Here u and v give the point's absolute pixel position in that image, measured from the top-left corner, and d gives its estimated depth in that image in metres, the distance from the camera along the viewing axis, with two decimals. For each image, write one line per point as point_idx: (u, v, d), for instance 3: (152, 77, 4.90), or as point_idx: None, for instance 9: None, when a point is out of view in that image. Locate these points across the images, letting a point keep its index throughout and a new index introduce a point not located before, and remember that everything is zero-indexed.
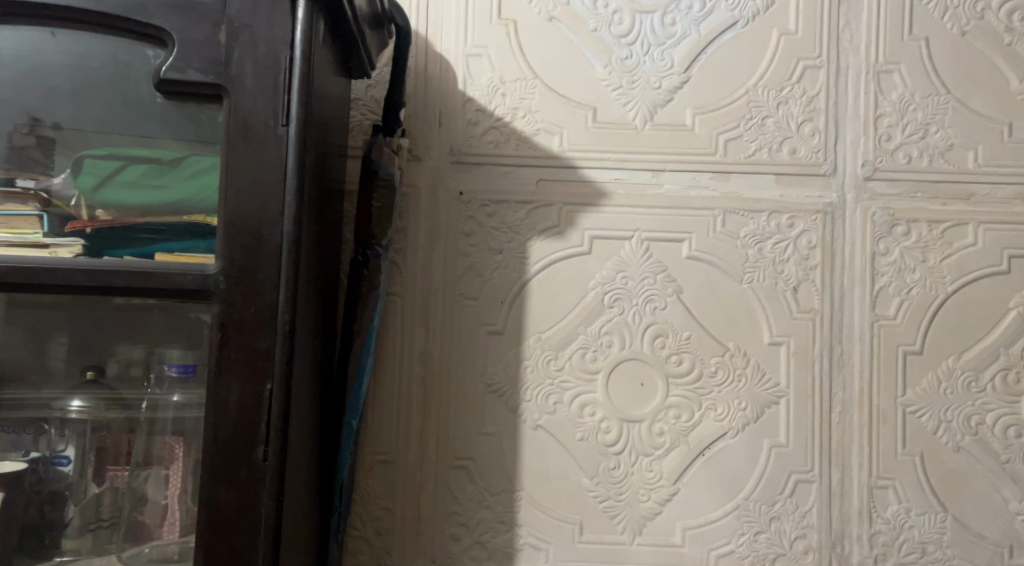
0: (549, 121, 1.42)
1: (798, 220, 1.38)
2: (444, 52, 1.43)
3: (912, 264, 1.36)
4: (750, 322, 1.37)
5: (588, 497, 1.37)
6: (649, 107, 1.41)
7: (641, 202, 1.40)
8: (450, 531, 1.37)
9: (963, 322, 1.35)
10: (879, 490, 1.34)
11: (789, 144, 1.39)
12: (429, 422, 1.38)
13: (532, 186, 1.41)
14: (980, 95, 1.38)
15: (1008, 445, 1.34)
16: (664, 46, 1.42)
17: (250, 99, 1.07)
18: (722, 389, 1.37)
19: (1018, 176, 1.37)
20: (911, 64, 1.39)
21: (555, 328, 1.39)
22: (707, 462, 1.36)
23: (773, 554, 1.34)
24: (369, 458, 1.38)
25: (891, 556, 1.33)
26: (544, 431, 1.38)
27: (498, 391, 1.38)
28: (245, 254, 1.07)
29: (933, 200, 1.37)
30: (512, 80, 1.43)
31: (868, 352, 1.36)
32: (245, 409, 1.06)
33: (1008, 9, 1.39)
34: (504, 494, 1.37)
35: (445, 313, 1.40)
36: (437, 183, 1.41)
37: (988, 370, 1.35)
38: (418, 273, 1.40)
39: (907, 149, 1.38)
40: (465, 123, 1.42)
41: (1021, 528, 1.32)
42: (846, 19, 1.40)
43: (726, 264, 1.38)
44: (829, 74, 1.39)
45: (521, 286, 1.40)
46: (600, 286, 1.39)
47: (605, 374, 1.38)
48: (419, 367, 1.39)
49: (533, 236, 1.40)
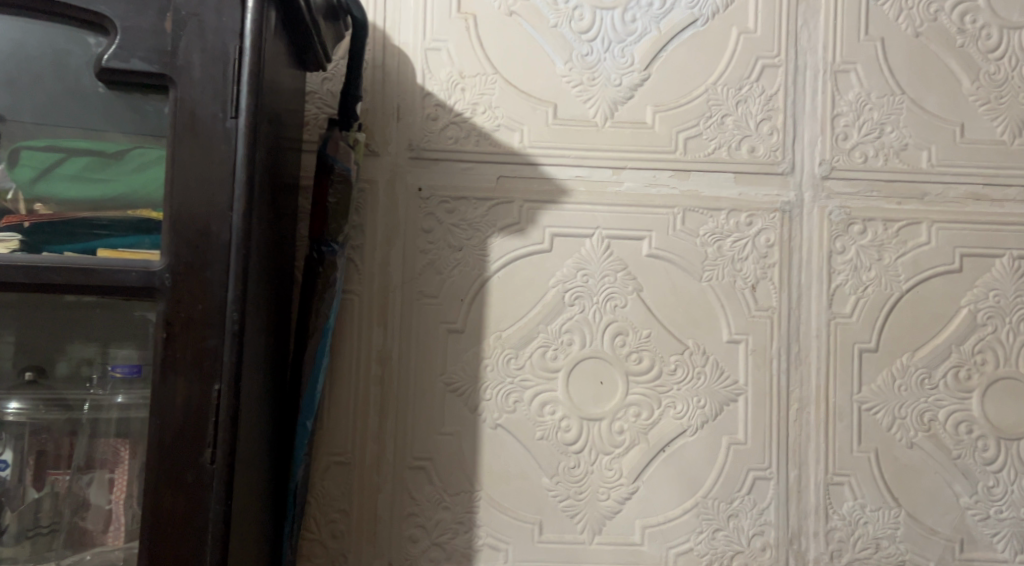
0: (509, 117, 1.40)
1: (756, 218, 1.39)
2: (402, 45, 1.40)
3: (867, 262, 1.38)
4: (709, 320, 1.38)
5: (547, 496, 1.36)
6: (610, 104, 1.41)
7: (602, 199, 1.39)
8: (408, 533, 1.35)
9: (917, 320, 1.37)
10: (835, 486, 1.35)
11: (748, 143, 1.40)
12: (387, 422, 1.36)
13: (492, 182, 1.39)
14: (933, 96, 1.40)
15: (959, 441, 1.36)
16: (624, 42, 1.42)
17: (197, 90, 1.04)
18: (681, 386, 1.37)
19: (970, 177, 1.39)
20: (867, 64, 1.40)
21: (516, 326, 1.38)
22: (666, 460, 1.36)
23: (731, 552, 1.35)
24: (324, 459, 1.35)
25: (846, 552, 1.34)
26: (503, 430, 1.36)
27: (457, 390, 1.37)
28: (193, 251, 1.03)
29: (888, 199, 1.39)
30: (471, 75, 1.41)
31: (824, 350, 1.37)
32: (192, 410, 1.03)
33: (960, 11, 1.42)
34: (463, 495, 1.35)
35: (404, 312, 1.37)
36: (396, 179, 1.38)
37: (940, 367, 1.37)
38: (376, 270, 1.37)
39: (863, 148, 1.39)
40: (424, 117, 1.40)
41: (972, 522, 1.35)
42: (804, 19, 1.41)
43: (685, 262, 1.38)
44: (787, 73, 1.40)
45: (481, 284, 1.38)
46: (561, 284, 1.38)
47: (565, 373, 1.37)
48: (377, 366, 1.36)
49: (493, 233, 1.39)
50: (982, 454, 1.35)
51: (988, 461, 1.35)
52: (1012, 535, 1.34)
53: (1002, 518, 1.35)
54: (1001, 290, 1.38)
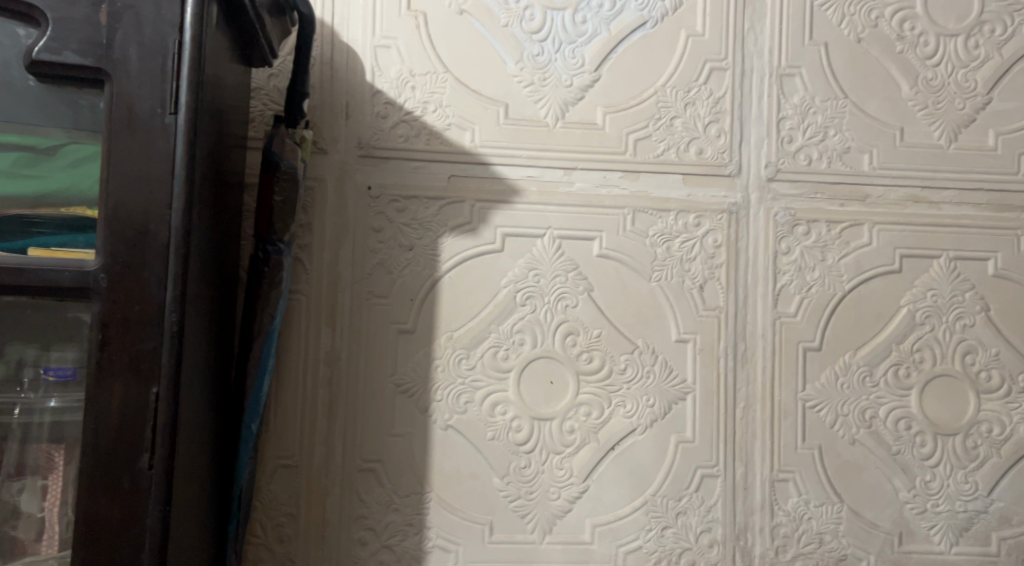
0: (460, 116, 1.39)
1: (704, 219, 1.40)
2: (351, 42, 1.38)
3: (812, 263, 1.41)
4: (658, 319, 1.39)
5: (498, 496, 1.36)
6: (561, 104, 1.41)
7: (553, 200, 1.39)
8: (356, 535, 1.33)
9: (859, 319, 1.41)
10: (780, 483, 1.38)
11: (696, 145, 1.41)
12: (335, 424, 1.34)
13: (443, 181, 1.38)
14: (874, 100, 1.44)
15: (899, 437, 1.39)
16: (575, 43, 1.42)
17: (134, 85, 1.01)
18: (632, 385, 1.38)
19: (910, 180, 1.43)
20: (811, 68, 1.43)
21: (466, 326, 1.37)
22: (616, 458, 1.37)
23: (679, 548, 1.36)
24: (271, 462, 1.32)
25: (791, 547, 1.37)
26: (454, 431, 1.36)
27: (407, 392, 1.35)
28: (130, 250, 1.00)
29: (831, 201, 1.42)
30: (421, 73, 1.40)
31: (770, 349, 1.39)
32: (129, 413, 1.00)
33: (900, 17, 1.45)
34: (412, 497, 1.34)
35: (353, 312, 1.36)
36: (345, 177, 1.37)
37: (881, 365, 1.40)
38: (324, 270, 1.36)
39: (807, 151, 1.42)
40: (373, 115, 1.38)
41: (911, 516, 1.38)
42: (750, 23, 1.43)
43: (636, 262, 1.39)
44: (734, 76, 1.42)
45: (432, 285, 1.37)
46: (513, 284, 1.38)
47: (516, 373, 1.37)
48: (325, 368, 1.34)
49: (444, 232, 1.38)
50: (920, 449, 1.39)
51: (926, 456, 1.39)
52: (949, 528, 1.38)
53: (939, 511, 1.38)
54: (939, 290, 1.41)
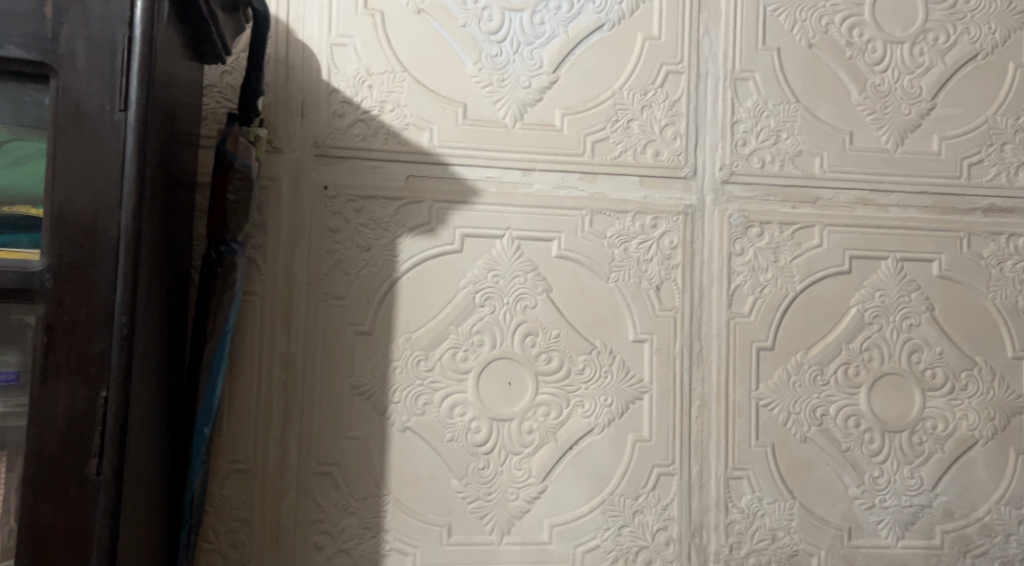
0: (418, 116, 1.39)
1: (660, 220, 1.42)
2: (307, 40, 1.37)
3: (765, 264, 1.43)
4: (616, 319, 1.40)
5: (456, 498, 1.35)
6: (519, 105, 1.41)
7: (512, 201, 1.39)
8: (312, 539, 1.32)
9: (810, 318, 1.44)
10: (735, 480, 1.40)
11: (652, 147, 1.43)
12: (291, 427, 1.32)
13: (401, 181, 1.37)
14: (825, 104, 1.47)
15: (848, 434, 1.43)
16: (533, 44, 1.42)
17: (82, 81, 0.98)
18: (590, 385, 1.39)
19: (860, 183, 1.46)
20: (764, 72, 1.46)
21: (425, 327, 1.37)
22: (574, 458, 1.38)
23: (636, 547, 1.38)
24: (224, 466, 1.30)
25: (745, 543, 1.39)
26: (412, 432, 1.35)
27: (365, 394, 1.34)
28: (77, 250, 0.97)
29: (783, 203, 1.45)
30: (379, 72, 1.39)
31: (724, 349, 1.42)
32: (77, 418, 0.97)
33: (850, 24, 1.49)
34: (370, 500, 1.33)
35: (309, 313, 1.34)
36: (301, 176, 1.35)
37: (832, 363, 1.43)
38: (279, 271, 1.34)
39: (760, 154, 1.45)
40: (330, 114, 1.37)
41: (860, 511, 1.42)
42: (705, 27, 1.45)
43: (594, 263, 1.40)
44: (689, 79, 1.44)
45: (390, 286, 1.36)
46: (471, 285, 1.38)
47: (475, 374, 1.37)
48: (280, 370, 1.33)
49: (402, 233, 1.37)
50: (868, 446, 1.43)
51: (874, 452, 1.43)
52: (896, 522, 1.42)
53: (886, 506, 1.42)
54: (886, 290, 1.45)
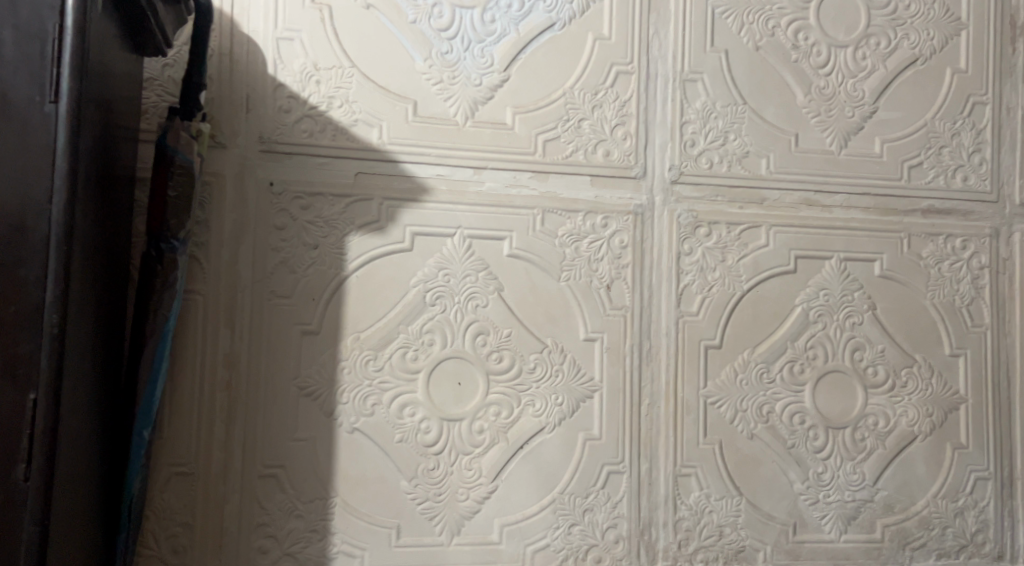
0: (367, 112, 1.37)
1: (611, 220, 1.42)
2: (252, 33, 1.34)
3: (712, 263, 1.45)
4: (567, 319, 1.40)
5: (405, 499, 1.34)
6: (470, 103, 1.40)
7: (463, 199, 1.38)
8: (256, 543, 1.29)
9: (757, 317, 1.46)
10: (683, 477, 1.41)
11: (603, 146, 1.43)
12: (235, 429, 1.29)
13: (350, 178, 1.35)
14: (771, 106, 1.49)
15: (793, 431, 1.45)
16: (484, 42, 1.42)
17: (9, 71, 0.93)
18: (541, 384, 1.38)
19: (805, 184, 1.49)
20: (712, 74, 1.48)
21: (374, 327, 1.35)
22: (525, 457, 1.37)
23: (586, 545, 1.38)
24: (164, 470, 1.27)
25: (693, 540, 1.41)
26: (361, 433, 1.33)
27: (311, 394, 1.32)
28: (5, 247, 0.93)
29: (731, 203, 1.47)
30: (327, 67, 1.36)
31: (673, 347, 1.43)
32: (4, 422, 0.93)
33: (795, 28, 1.51)
34: (316, 502, 1.31)
35: (254, 312, 1.31)
36: (245, 172, 1.32)
37: (778, 361, 1.46)
38: (222, 269, 1.30)
39: (709, 154, 1.46)
40: (276, 109, 1.34)
41: (804, 507, 1.44)
42: (655, 28, 1.46)
43: (545, 262, 1.40)
44: (640, 80, 1.45)
45: (337, 284, 1.34)
46: (422, 283, 1.36)
47: (425, 374, 1.36)
48: (224, 371, 1.29)
49: (351, 231, 1.35)
50: (813, 442, 1.45)
51: (818, 449, 1.45)
52: (838, 517, 1.45)
53: (830, 501, 1.45)
54: (830, 289, 1.47)
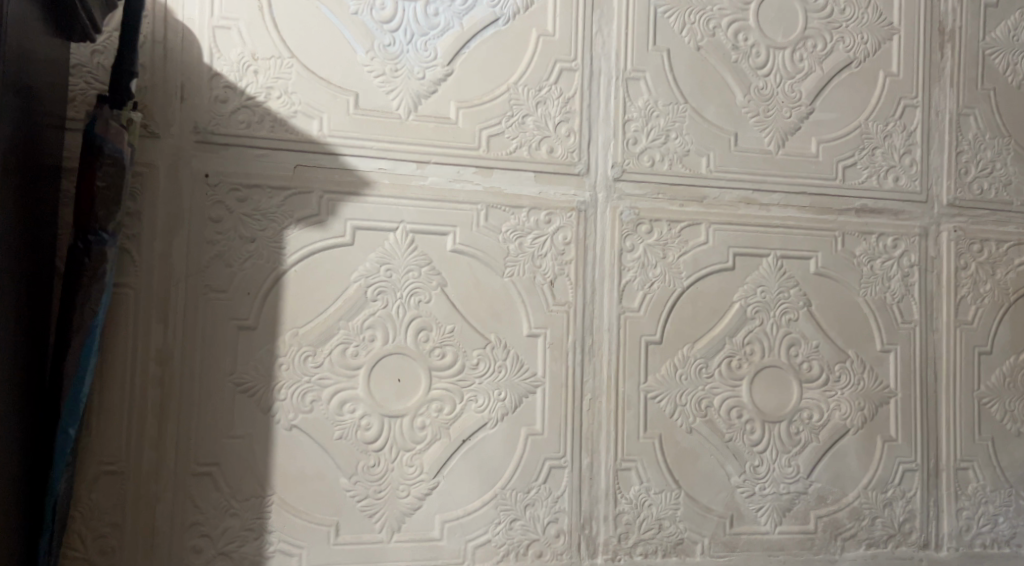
0: (307, 104, 1.35)
1: (554, 216, 1.43)
2: (187, 21, 1.31)
3: (653, 260, 1.46)
4: (510, 314, 1.40)
5: (345, 496, 1.32)
6: (413, 96, 1.39)
7: (406, 193, 1.37)
8: (190, 543, 1.26)
9: (696, 313, 1.48)
10: (623, 472, 1.42)
11: (547, 143, 1.44)
12: (167, 427, 1.26)
13: (289, 170, 1.33)
14: (711, 106, 1.51)
15: (731, 425, 1.47)
16: (427, 36, 1.41)
17: None
18: (483, 379, 1.38)
19: (744, 182, 1.51)
20: (654, 73, 1.49)
21: (314, 322, 1.33)
22: (467, 453, 1.37)
23: (527, 540, 1.38)
24: (92, 469, 1.23)
25: (632, 533, 1.42)
26: (299, 430, 1.31)
27: (248, 390, 1.29)
28: None
29: (672, 201, 1.48)
30: (265, 57, 1.33)
31: (615, 342, 1.44)
32: None
33: (735, 29, 1.54)
34: (252, 500, 1.29)
35: (188, 307, 1.28)
36: (180, 164, 1.29)
37: (716, 357, 1.48)
38: (155, 263, 1.27)
39: (650, 152, 1.48)
40: (212, 100, 1.31)
41: (741, 499, 1.47)
42: (598, 26, 1.47)
43: (488, 258, 1.40)
44: (583, 77, 1.46)
45: (276, 279, 1.32)
46: (363, 278, 1.35)
47: (366, 369, 1.34)
48: (156, 367, 1.26)
49: (289, 224, 1.33)
50: (749, 436, 1.48)
51: (754, 443, 1.48)
52: (773, 509, 1.48)
53: (765, 494, 1.48)
54: (767, 286, 1.50)
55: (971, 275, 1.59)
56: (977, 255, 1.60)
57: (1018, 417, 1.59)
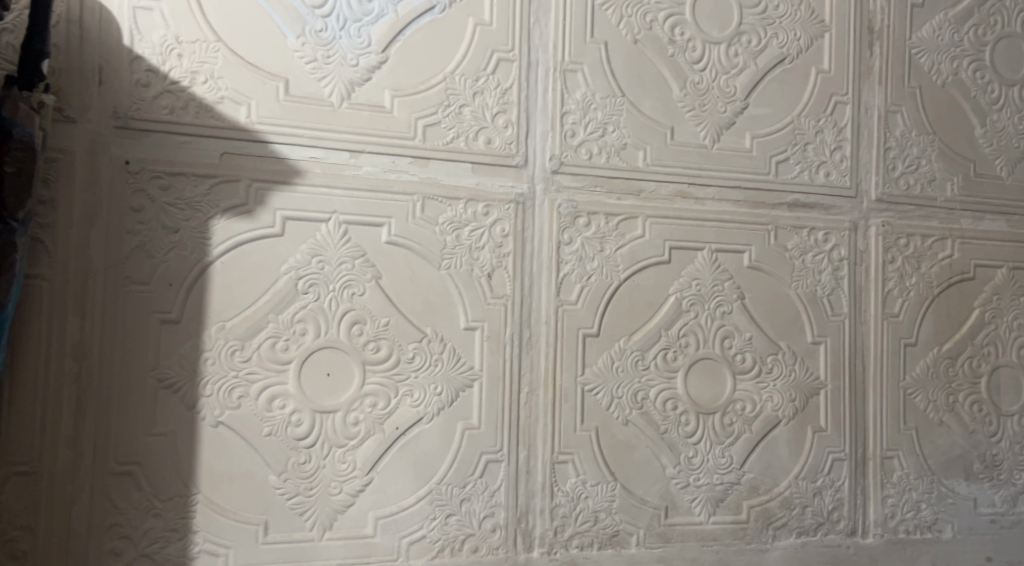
0: (234, 90, 1.30)
1: (492, 208, 1.41)
2: (105, 1, 1.26)
3: (591, 253, 1.46)
4: (446, 307, 1.38)
5: (274, 494, 1.29)
6: (346, 84, 1.36)
7: (339, 183, 1.34)
8: (109, 546, 1.22)
9: (633, 306, 1.48)
10: (560, 465, 1.42)
11: (484, 134, 1.42)
12: (85, 425, 1.22)
13: (215, 158, 1.29)
14: (648, 100, 1.51)
15: (666, 417, 1.48)
16: (360, 22, 1.37)
17: None
18: (419, 373, 1.36)
19: (680, 175, 1.52)
20: (592, 65, 1.48)
21: (242, 315, 1.29)
22: (401, 448, 1.35)
23: (462, 535, 1.37)
24: (3, 469, 1.19)
25: (569, 526, 1.42)
26: (226, 427, 1.27)
27: (171, 386, 1.25)
28: None
29: (609, 194, 1.48)
30: (189, 40, 1.29)
31: (552, 335, 1.43)
32: None
33: (671, 23, 1.54)
34: (176, 500, 1.25)
35: (107, 300, 1.24)
36: (98, 151, 1.25)
37: (652, 349, 1.48)
38: (72, 254, 1.23)
39: (588, 145, 1.47)
40: (133, 83, 1.26)
41: (676, 490, 1.48)
42: (535, 16, 1.46)
43: (424, 250, 1.37)
44: (520, 68, 1.44)
45: (201, 270, 1.27)
46: (294, 270, 1.31)
47: (297, 364, 1.31)
48: (72, 362, 1.22)
49: (216, 214, 1.28)
50: (684, 428, 1.49)
51: (689, 434, 1.49)
52: (707, 499, 1.49)
53: (699, 484, 1.49)
54: (701, 280, 1.51)
55: (898, 269, 1.63)
56: (904, 249, 1.63)
57: (941, 407, 1.63)
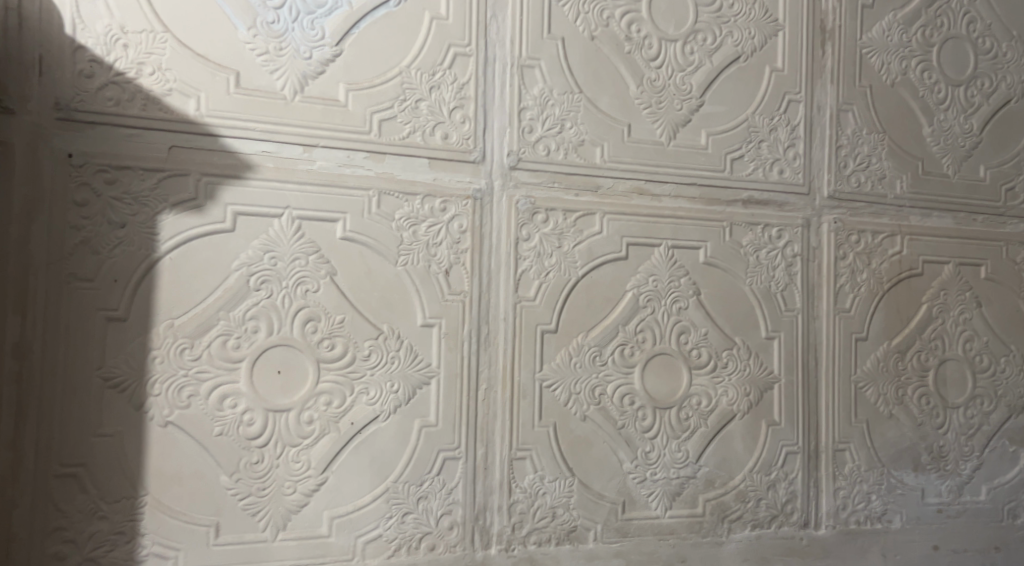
0: (182, 81, 1.27)
1: (449, 204, 1.40)
2: None
3: (549, 249, 1.45)
4: (402, 304, 1.37)
5: (226, 495, 1.26)
6: (299, 77, 1.33)
7: (292, 178, 1.31)
8: (52, 550, 1.19)
9: (590, 302, 1.48)
10: (518, 461, 1.41)
11: (441, 129, 1.40)
12: (26, 426, 1.18)
13: (163, 152, 1.26)
14: (605, 96, 1.51)
15: (623, 412, 1.48)
16: (314, 14, 1.35)
17: None
18: (375, 371, 1.34)
19: (637, 172, 1.52)
20: (550, 61, 1.48)
21: (192, 313, 1.26)
22: (357, 447, 1.33)
23: (419, 533, 1.36)
24: None
25: (526, 522, 1.41)
26: (175, 427, 1.24)
27: (118, 386, 1.22)
28: None
29: (567, 190, 1.48)
30: (135, 31, 1.26)
31: (510, 332, 1.42)
32: None
33: (628, 20, 1.54)
34: (122, 502, 1.22)
35: (49, 297, 1.20)
36: (39, 144, 1.21)
37: (610, 344, 1.48)
38: (12, 250, 1.19)
39: (546, 141, 1.47)
40: (76, 74, 1.23)
41: (633, 485, 1.48)
42: (492, 11, 1.45)
43: (380, 246, 1.36)
44: (477, 63, 1.43)
45: (149, 267, 1.24)
46: (246, 267, 1.28)
47: (249, 362, 1.28)
48: (12, 362, 1.18)
49: (164, 209, 1.25)
50: (641, 423, 1.49)
51: (646, 429, 1.49)
52: (664, 494, 1.50)
53: (656, 479, 1.50)
54: (658, 276, 1.52)
55: (850, 265, 1.65)
56: (855, 246, 1.66)
57: (891, 400, 1.66)
